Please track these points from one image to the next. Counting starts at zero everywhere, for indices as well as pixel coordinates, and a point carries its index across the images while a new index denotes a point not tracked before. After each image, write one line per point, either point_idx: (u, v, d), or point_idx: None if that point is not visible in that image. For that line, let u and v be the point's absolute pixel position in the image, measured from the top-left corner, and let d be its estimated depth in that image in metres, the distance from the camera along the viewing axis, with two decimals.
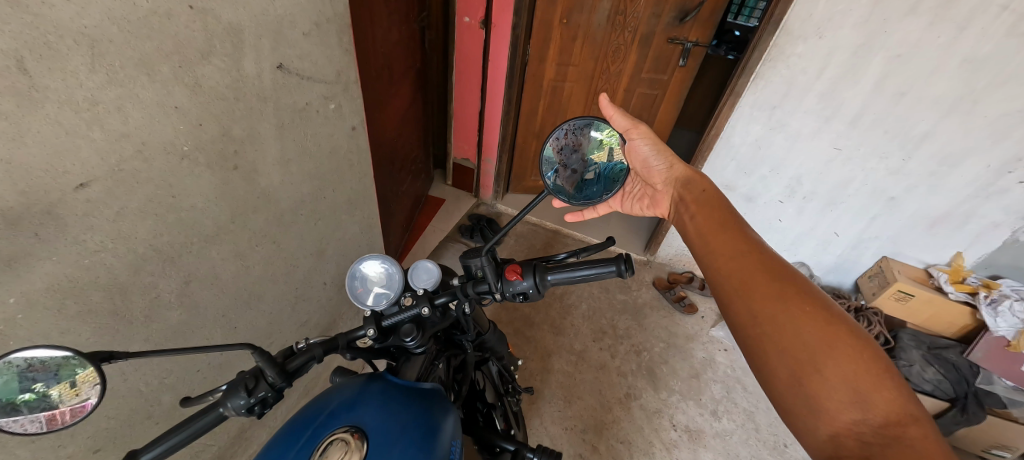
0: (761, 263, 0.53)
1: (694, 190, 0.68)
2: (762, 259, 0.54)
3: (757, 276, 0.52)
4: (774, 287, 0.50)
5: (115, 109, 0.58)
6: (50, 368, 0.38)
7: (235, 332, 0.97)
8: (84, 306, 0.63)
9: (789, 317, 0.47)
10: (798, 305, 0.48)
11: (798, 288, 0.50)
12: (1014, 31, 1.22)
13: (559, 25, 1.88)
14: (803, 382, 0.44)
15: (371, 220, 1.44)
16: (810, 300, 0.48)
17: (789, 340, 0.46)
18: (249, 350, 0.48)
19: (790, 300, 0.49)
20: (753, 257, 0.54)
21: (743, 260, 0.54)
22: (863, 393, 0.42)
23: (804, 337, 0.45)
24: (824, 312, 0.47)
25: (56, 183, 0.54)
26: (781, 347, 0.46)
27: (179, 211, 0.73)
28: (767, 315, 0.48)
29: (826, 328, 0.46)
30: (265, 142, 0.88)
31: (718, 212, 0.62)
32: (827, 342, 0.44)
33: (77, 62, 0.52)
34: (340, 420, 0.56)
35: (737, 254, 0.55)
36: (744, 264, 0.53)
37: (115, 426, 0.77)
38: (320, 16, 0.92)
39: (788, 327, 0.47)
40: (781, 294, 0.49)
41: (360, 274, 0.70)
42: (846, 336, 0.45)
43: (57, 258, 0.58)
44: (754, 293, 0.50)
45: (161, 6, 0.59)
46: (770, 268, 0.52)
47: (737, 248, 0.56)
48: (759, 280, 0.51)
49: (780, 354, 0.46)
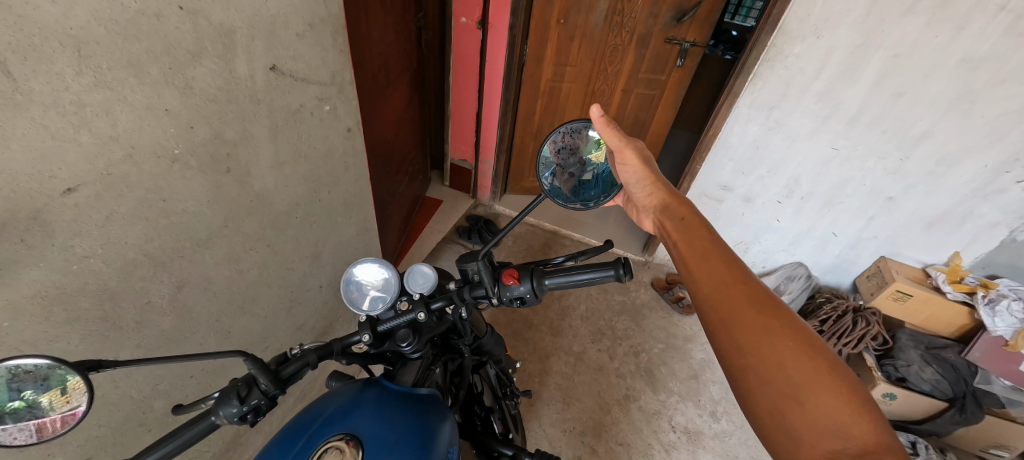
0: (745, 289, 0.47)
1: (671, 214, 0.59)
2: (742, 281, 0.48)
3: (737, 299, 0.46)
4: (755, 312, 0.45)
5: (102, 112, 0.57)
6: (37, 378, 0.36)
7: (229, 337, 0.96)
8: (73, 313, 0.62)
9: (770, 345, 0.42)
10: (779, 334, 0.43)
11: (779, 313, 0.45)
12: (1012, 31, 1.22)
13: (556, 25, 1.87)
14: (782, 411, 0.39)
15: (367, 222, 1.43)
16: (790, 328, 0.44)
17: (768, 369, 0.41)
18: (242, 357, 0.47)
19: (770, 327, 0.43)
20: (734, 278, 0.48)
21: (722, 282, 0.48)
22: (845, 428, 0.37)
23: (785, 368, 0.41)
24: (805, 341, 0.43)
25: (43, 188, 0.53)
26: (760, 377, 0.41)
27: (170, 215, 0.72)
28: (747, 344, 0.43)
29: (806, 360, 0.41)
30: (259, 144, 0.87)
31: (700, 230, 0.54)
32: (809, 375, 0.40)
33: (63, 65, 0.51)
34: (335, 428, 0.55)
35: (717, 274, 0.49)
36: (725, 287, 0.47)
37: (106, 434, 0.76)
38: (314, 16, 0.91)
39: (769, 356, 0.42)
40: (763, 320, 0.44)
41: (356, 278, 0.68)
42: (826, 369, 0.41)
43: (44, 265, 0.56)
44: (733, 319, 0.45)
45: (150, 7, 0.58)
46: (750, 291, 0.47)
47: (716, 266, 0.49)
48: (739, 304, 0.46)
49: (762, 386, 0.41)
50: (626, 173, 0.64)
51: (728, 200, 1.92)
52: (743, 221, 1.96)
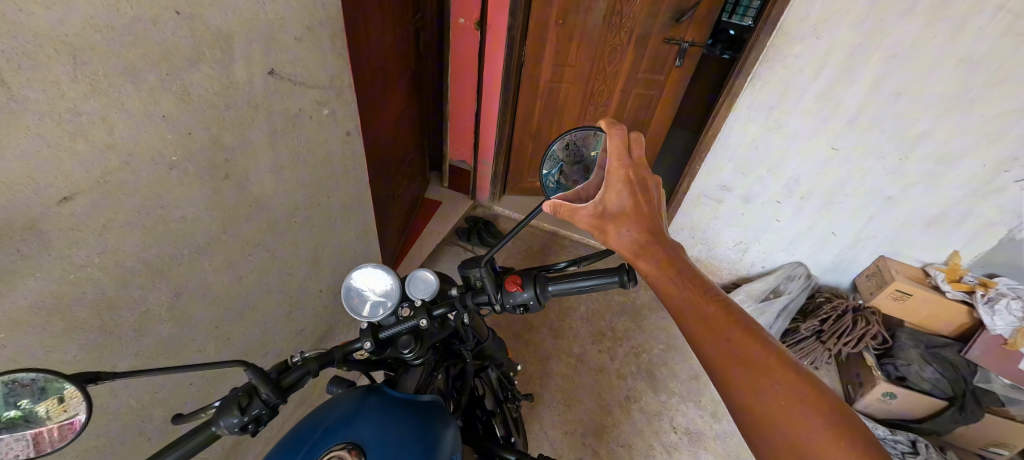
0: (728, 333, 0.43)
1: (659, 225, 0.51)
2: (736, 328, 0.43)
3: (730, 357, 0.42)
4: (747, 371, 0.41)
5: (99, 120, 0.56)
6: (36, 386, 0.35)
7: (229, 343, 0.95)
8: (70, 323, 0.61)
9: (769, 403, 0.40)
10: (777, 390, 0.40)
11: (778, 359, 0.41)
12: (1011, 31, 1.22)
13: (555, 26, 1.86)
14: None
15: (368, 226, 1.42)
16: (788, 379, 0.40)
17: (768, 429, 0.40)
18: (243, 366, 0.47)
19: (767, 380, 0.40)
20: (725, 328, 0.43)
21: (712, 337, 0.43)
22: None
23: (783, 428, 0.39)
24: (803, 390, 0.40)
25: (39, 197, 0.52)
26: (762, 438, 0.40)
27: (168, 222, 0.71)
28: (746, 405, 0.41)
29: (799, 412, 0.39)
30: (258, 149, 0.86)
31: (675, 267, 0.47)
32: (810, 434, 0.38)
33: (58, 72, 0.50)
34: (337, 437, 0.54)
35: (710, 325, 0.43)
36: (708, 335, 0.43)
37: (105, 443, 0.75)
38: (313, 20, 0.90)
39: (767, 416, 0.40)
40: (756, 377, 0.40)
41: (356, 284, 0.67)
42: (819, 418, 0.38)
43: (40, 275, 0.55)
44: (728, 377, 0.42)
45: (146, 12, 0.57)
46: (744, 341, 0.42)
47: (705, 317, 0.44)
48: (732, 362, 0.42)
49: (758, 436, 0.40)
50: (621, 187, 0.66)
51: (728, 200, 1.92)
52: (743, 221, 1.96)
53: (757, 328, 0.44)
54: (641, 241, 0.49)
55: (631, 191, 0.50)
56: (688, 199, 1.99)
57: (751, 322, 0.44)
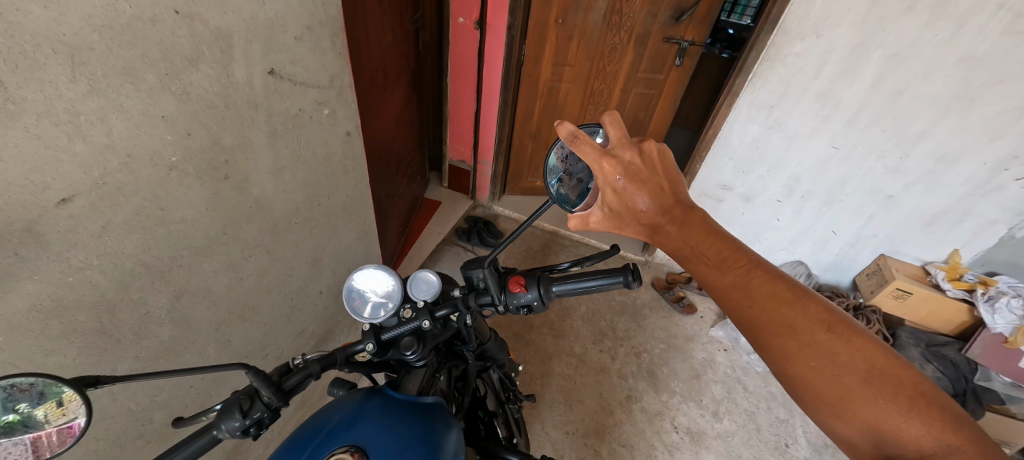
0: (759, 303, 0.42)
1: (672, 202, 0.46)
2: (765, 297, 0.42)
3: (760, 326, 0.42)
4: (780, 340, 0.41)
5: (97, 121, 0.55)
6: (34, 390, 0.35)
7: (229, 346, 0.95)
8: (70, 326, 0.61)
9: (804, 367, 0.40)
10: (811, 353, 0.40)
11: (812, 321, 0.41)
12: (1010, 29, 1.22)
13: (555, 25, 1.85)
14: (826, 417, 0.41)
15: (368, 226, 1.41)
16: (821, 341, 0.40)
17: (804, 388, 0.41)
18: (244, 369, 0.46)
19: (801, 345, 0.41)
20: (754, 298, 0.42)
21: (740, 308, 0.43)
22: (899, 431, 0.37)
23: (819, 388, 0.40)
24: (839, 349, 0.40)
25: (37, 199, 0.52)
26: (798, 394, 0.42)
27: (167, 224, 0.71)
28: (782, 368, 0.42)
29: (835, 374, 0.39)
30: (258, 150, 0.86)
31: (697, 239, 0.44)
32: (847, 392, 0.39)
33: (56, 72, 0.49)
34: (340, 439, 0.53)
35: (737, 297, 0.43)
36: (740, 306, 0.43)
37: (105, 447, 0.74)
38: (313, 19, 0.89)
39: (803, 378, 0.41)
40: (788, 344, 0.41)
41: (358, 285, 0.66)
42: (855, 376, 0.39)
43: (38, 277, 0.55)
44: (762, 344, 0.42)
45: (145, 12, 0.56)
46: (775, 310, 0.41)
47: (730, 291, 0.43)
48: (762, 331, 0.42)
49: (796, 391, 0.42)
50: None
51: (728, 199, 1.92)
52: (744, 220, 1.96)
53: (787, 287, 0.43)
54: (658, 223, 0.45)
55: (629, 185, 0.45)
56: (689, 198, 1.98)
57: (781, 283, 0.43)
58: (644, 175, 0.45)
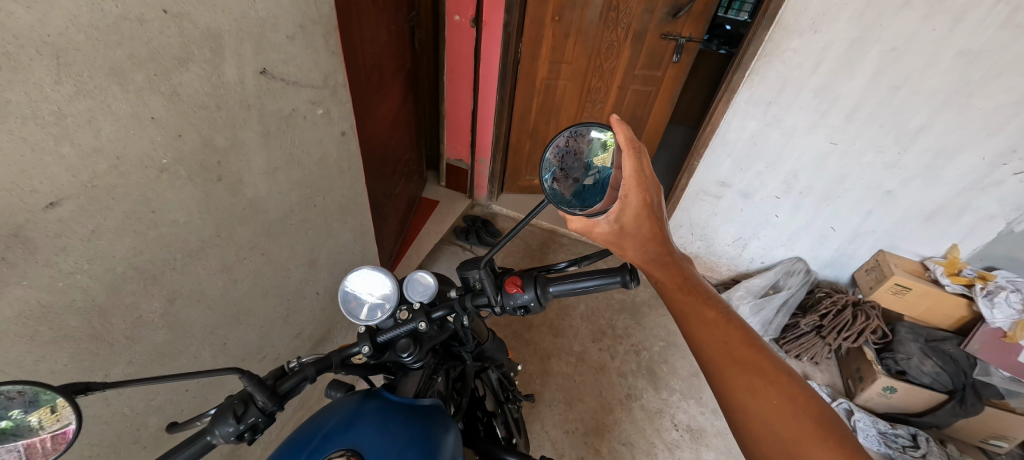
0: (728, 337, 0.46)
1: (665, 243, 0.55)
2: (734, 333, 0.47)
3: (726, 358, 0.45)
4: (742, 372, 0.44)
5: (85, 123, 0.54)
6: (27, 396, 0.34)
7: (224, 349, 0.94)
8: (61, 332, 0.60)
9: (763, 403, 0.42)
10: (773, 392, 0.42)
11: (776, 366, 0.44)
12: (1009, 23, 1.21)
13: (551, 22, 1.84)
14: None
15: (364, 227, 1.40)
16: (780, 382, 0.43)
17: (759, 429, 0.41)
18: (237, 374, 0.45)
19: (763, 382, 0.43)
20: (724, 333, 0.47)
21: (710, 339, 0.46)
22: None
23: (774, 429, 0.40)
24: (799, 397, 0.42)
25: (24, 203, 0.50)
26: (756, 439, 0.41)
27: (159, 227, 0.70)
28: (741, 404, 0.42)
29: (790, 416, 0.41)
30: (251, 152, 0.85)
31: (683, 280, 0.51)
32: (802, 436, 0.39)
33: (41, 74, 0.48)
34: (336, 443, 0.52)
35: (711, 328, 0.47)
36: (710, 338, 0.46)
37: (100, 452, 0.74)
38: (305, 17, 0.88)
39: (759, 415, 0.41)
40: (754, 379, 0.43)
41: (353, 287, 0.65)
42: (809, 422, 0.40)
43: (27, 282, 0.54)
44: (724, 376, 0.44)
45: (132, 11, 0.55)
46: (740, 346, 0.46)
47: (705, 322, 0.48)
48: (728, 363, 0.44)
49: (749, 435, 0.41)
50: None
51: (726, 196, 1.92)
52: (741, 216, 1.96)
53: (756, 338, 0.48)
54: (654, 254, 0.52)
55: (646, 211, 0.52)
56: (688, 196, 1.97)
57: (751, 335, 0.47)
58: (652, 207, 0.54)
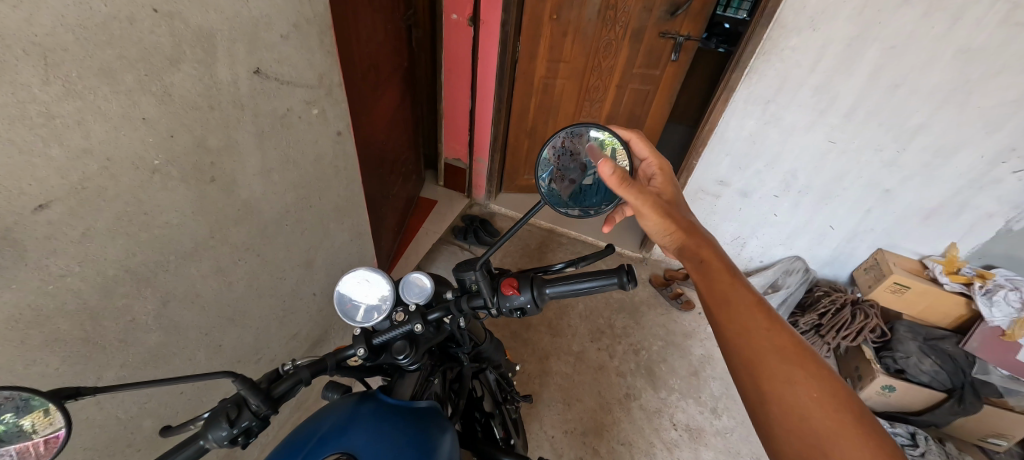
0: (771, 333, 0.48)
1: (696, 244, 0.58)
2: (762, 333, 0.49)
3: (762, 349, 0.48)
4: (782, 365, 0.46)
5: (74, 124, 0.53)
6: (16, 400, 0.33)
7: (219, 350, 0.93)
8: (52, 335, 0.59)
9: (801, 397, 0.44)
10: (791, 391, 0.45)
11: (801, 366, 0.46)
12: (1009, 20, 1.21)
13: (549, 21, 1.83)
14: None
15: (361, 227, 1.39)
16: (818, 377, 0.45)
17: (794, 422, 0.43)
18: (231, 378, 0.45)
19: (783, 381, 0.45)
20: (761, 325, 0.49)
21: (748, 329, 0.49)
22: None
23: (812, 422, 0.42)
24: (838, 392, 0.44)
25: (12, 206, 0.50)
26: (769, 432, 0.45)
27: (152, 229, 0.69)
28: (778, 396, 0.45)
29: (832, 412, 0.43)
30: (245, 152, 0.84)
31: (723, 269, 0.55)
32: (840, 431, 0.41)
33: (28, 74, 0.47)
34: (331, 446, 0.52)
35: (738, 327, 0.50)
36: (750, 332, 0.49)
37: (92, 456, 0.73)
38: (299, 16, 0.87)
39: (794, 408, 0.44)
40: (792, 371, 0.46)
41: (347, 290, 0.64)
42: (850, 420, 0.42)
43: (16, 286, 0.53)
44: (762, 367, 0.47)
45: (122, 10, 0.55)
46: (778, 338, 0.48)
47: (744, 314, 0.50)
48: (769, 355, 0.47)
49: (784, 430, 0.43)
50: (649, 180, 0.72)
51: (724, 195, 1.91)
52: (739, 216, 1.95)
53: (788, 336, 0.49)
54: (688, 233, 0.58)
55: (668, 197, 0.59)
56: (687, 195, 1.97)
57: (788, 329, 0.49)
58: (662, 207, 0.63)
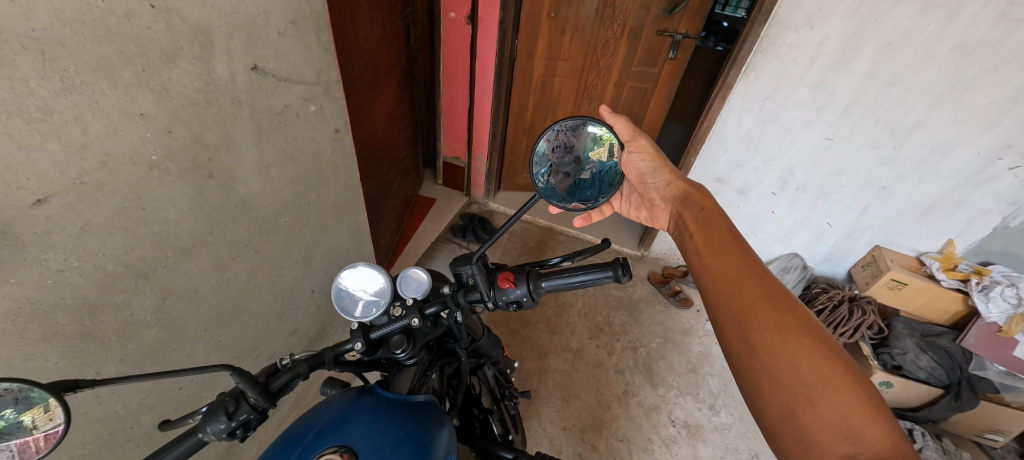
0: (762, 287, 0.50)
1: (691, 204, 0.64)
2: (752, 283, 0.50)
3: (750, 301, 0.49)
4: (771, 315, 0.47)
5: (72, 119, 0.54)
6: (17, 395, 0.34)
7: (218, 347, 0.94)
8: (50, 330, 0.60)
9: (789, 346, 0.44)
10: (780, 339, 0.45)
11: (793, 317, 0.46)
12: (1004, 17, 1.21)
13: (547, 19, 1.84)
14: (773, 416, 0.42)
15: (359, 224, 1.40)
16: (808, 329, 0.46)
17: (781, 372, 0.43)
18: (229, 371, 0.45)
19: (773, 332, 0.46)
20: (751, 280, 0.51)
21: (737, 283, 0.51)
22: (850, 436, 0.38)
23: (800, 370, 0.43)
24: (828, 343, 0.45)
25: (11, 200, 0.50)
26: (756, 384, 0.44)
27: (150, 224, 0.69)
28: (766, 346, 0.45)
29: (821, 360, 0.43)
30: (243, 148, 0.84)
31: (717, 230, 0.58)
32: (830, 379, 0.41)
33: (27, 69, 0.48)
34: (329, 440, 0.52)
35: (727, 277, 0.52)
36: (741, 286, 0.50)
37: (92, 451, 0.73)
38: (296, 13, 0.87)
39: (782, 357, 0.44)
40: (783, 321, 0.46)
41: (346, 284, 0.65)
42: (840, 369, 0.42)
43: (15, 280, 0.53)
44: (752, 318, 0.47)
45: (119, 6, 0.55)
46: (768, 292, 0.49)
47: (733, 271, 0.52)
48: (759, 306, 0.48)
49: (772, 379, 0.43)
50: (640, 162, 0.70)
51: (723, 192, 1.92)
52: (737, 213, 1.96)
53: (778, 288, 0.50)
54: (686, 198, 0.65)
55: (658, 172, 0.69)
56: None
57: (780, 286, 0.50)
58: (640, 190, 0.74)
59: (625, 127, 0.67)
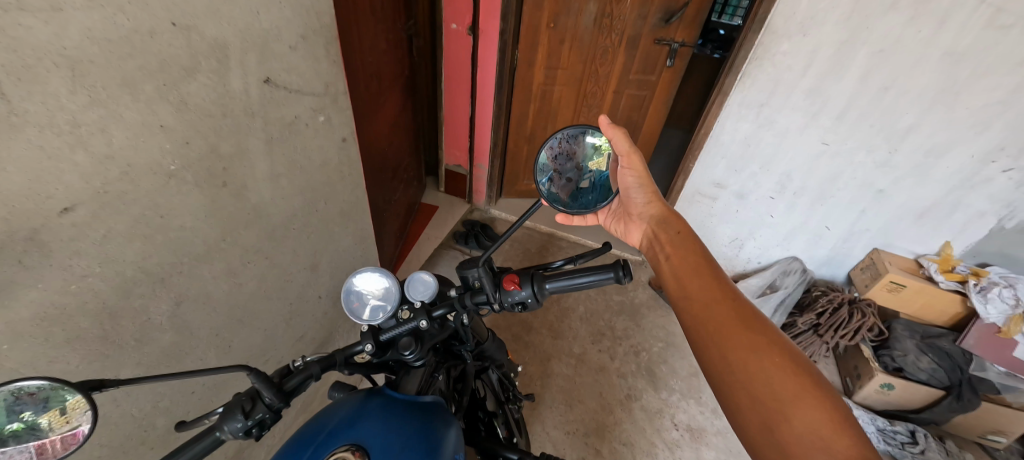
0: (734, 308, 0.53)
1: (668, 227, 0.66)
2: (726, 305, 0.53)
3: (725, 323, 0.51)
4: (744, 335, 0.50)
5: (98, 131, 0.57)
6: (39, 398, 0.35)
7: (229, 352, 0.95)
8: (73, 333, 0.62)
9: (762, 364, 0.47)
10: (755, 359, 0.47)
11: (764, 337, 0.49)
12: (992, 24, 1.25)
13: (547, 29, 1.89)
14: (753, 434, 0.45)
15: (364, 231, 1.42)
16: (780, 345, 0.48)
17: (758, 390, 0.46)
18: (246, 371, 0.47)
19: (747, 351, 0.48)
20: (724, 302, 0.54)
21: (712, 306, 0.54)
22: (821, 449, 0.40)
23: (773, 386, 0.45)
24: (798, 359, 0.47)
25: (41, 208, 0.53)
26: (734, 403, 0.47)
27: (168, 231, 0.72)
28: (742, 366, 0.47)
29: (793, 377, 0.45)
30: (255, 159, 0.87)
31: (693, 253, 0.61)
32: (800, 394, 0.44)
33: (58, 85, 0.50)
34: (341, 438, 0.54)
35: (702, 300, 0.55)
36: (714, 309, 0.53)
37: (108, 453, 0.75)
38: (306, 28, 0.91)
39: (756, 376, 0.46)
40: (755, 340, 0.49)
41: (357, 287, 0.67)
42: (811, 384, 0.45)
43: (42, 285, 0.56)
44: (726, 339, 0.50)
45: (143, 25, 0.58)
46: (742, 313, 0.52)
47: (708, 294, 0.55)
48: (732, 326, 0.51)
49: (749, 399, 0.46)
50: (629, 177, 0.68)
51: (721, 197, 1.94)
52: (736, 217, 1.98)
53: (750, 309, 0.53)
54: (666, 222, 0.67)
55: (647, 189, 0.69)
56: (685, 197, 2.00)
57: (752, 307, 0.53)
58: (623, 204, 0.75)
59: (624, 141, 0.62)
